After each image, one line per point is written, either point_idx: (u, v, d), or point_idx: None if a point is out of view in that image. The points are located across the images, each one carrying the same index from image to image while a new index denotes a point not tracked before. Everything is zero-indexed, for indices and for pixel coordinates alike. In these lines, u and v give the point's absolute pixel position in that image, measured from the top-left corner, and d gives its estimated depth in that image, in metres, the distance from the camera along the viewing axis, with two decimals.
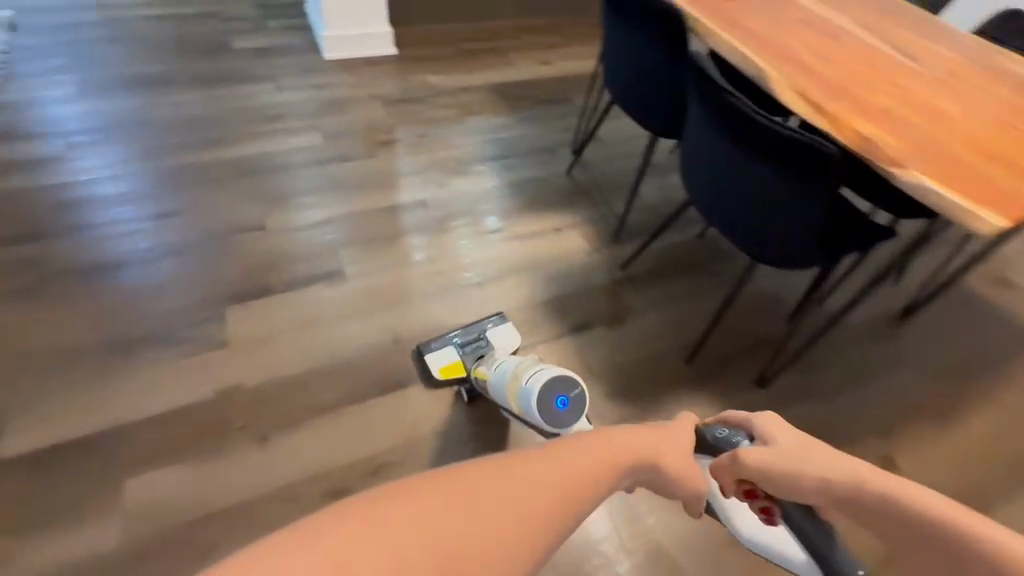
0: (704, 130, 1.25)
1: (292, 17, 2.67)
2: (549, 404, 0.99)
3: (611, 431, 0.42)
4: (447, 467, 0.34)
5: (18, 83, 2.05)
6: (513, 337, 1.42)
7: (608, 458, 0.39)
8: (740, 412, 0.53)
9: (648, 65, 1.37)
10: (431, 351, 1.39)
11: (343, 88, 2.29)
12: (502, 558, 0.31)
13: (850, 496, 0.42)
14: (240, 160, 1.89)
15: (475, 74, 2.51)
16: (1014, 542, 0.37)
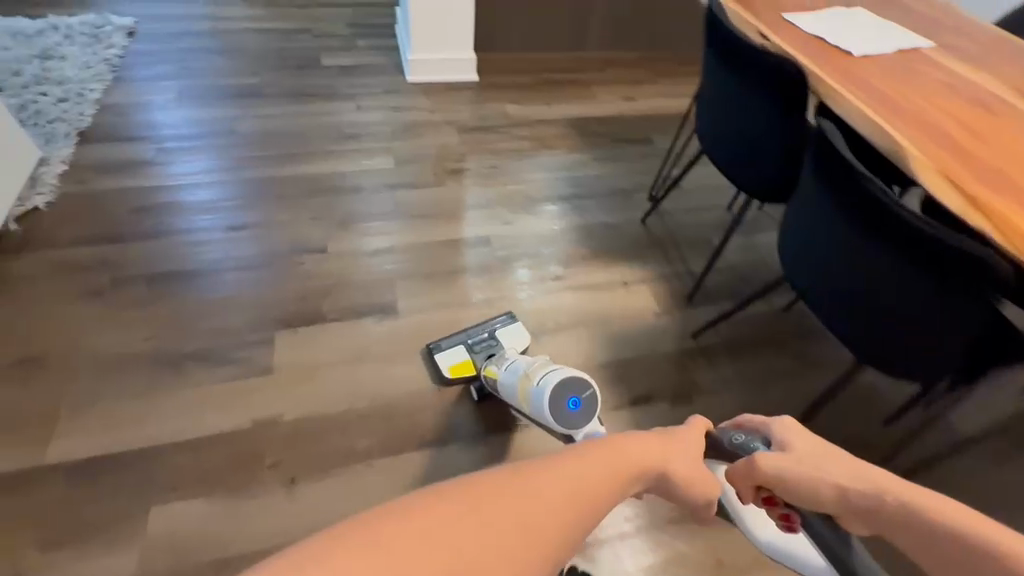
0: (818, 209, 1.09)
1: (381, 38, 2.71)
2: (560, 406, 0.97)
3: (620, 442, 0.49)
4: (471, 479, 0.40)
5: (127, 87, 2.17)
6: (522, 336, 1.44)
7: (618, 466, 0.46)
8: (756, 421, 0.64)
9: (753, 120, 1.24)
10: (441, 350, 1.39)
11: (421, 112, 2.28)
12: (525, 557, 0.37)
13: (858, 496, 0.52)
14: (313, 177, 1.90)
15: (554, 106, 2.43)
16: (995, 534, 0.46)
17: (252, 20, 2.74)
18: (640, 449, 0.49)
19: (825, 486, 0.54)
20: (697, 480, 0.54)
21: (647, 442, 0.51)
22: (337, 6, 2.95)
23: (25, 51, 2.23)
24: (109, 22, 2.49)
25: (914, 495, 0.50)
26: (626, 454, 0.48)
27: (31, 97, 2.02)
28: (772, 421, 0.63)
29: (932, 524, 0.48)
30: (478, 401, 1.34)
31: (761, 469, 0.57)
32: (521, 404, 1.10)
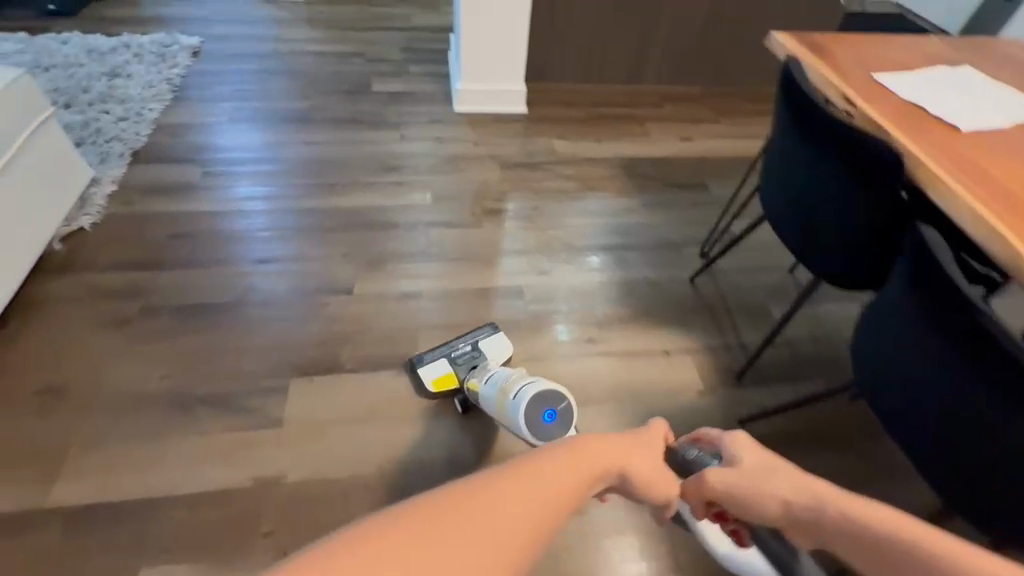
0: (907, 315, 0.91)
1: (433, 65, 2.68)
2: (535, 417, 1.13)
3: (590, 445, 0.59)
4: (467, 482, 0.48)
5: (184, 108, 2.23)
6: (504, 345, 1.43)
7: (587, 470, 0.56)
8: (709, 437, 0.79)
9: (828, 196, 1.11)
10: (424, 364, 1.38)
11: (465, 144, 2.21)
12: (517, 546, 0.45)
13: (795, 509, 0.65)
14: (350, 209, 1.86)
15: (606, 143, 2.30)
16: (899, 522, 0.58)
17: (310, 42, 2.78)
18: (607, 448, 0.60)
19: (771, 500, 0.67)
20: (653, 476, 0.67)
21: (611, 442, 0.62)
22: (393, 30, 2.96)
23: (97, 69, 2.33)
24: (176, 42, 2.58)
25: (834, 497, 0.63)
26: (597, 451, 0.59)
27: (95, 115, 2.09)
28: (725, 436, 0.77)
29: (850, 524, 0.60)
30: (463, 412, 1.35)
31: (711, 483, 0.71)
32: (504, 419, 1.20)
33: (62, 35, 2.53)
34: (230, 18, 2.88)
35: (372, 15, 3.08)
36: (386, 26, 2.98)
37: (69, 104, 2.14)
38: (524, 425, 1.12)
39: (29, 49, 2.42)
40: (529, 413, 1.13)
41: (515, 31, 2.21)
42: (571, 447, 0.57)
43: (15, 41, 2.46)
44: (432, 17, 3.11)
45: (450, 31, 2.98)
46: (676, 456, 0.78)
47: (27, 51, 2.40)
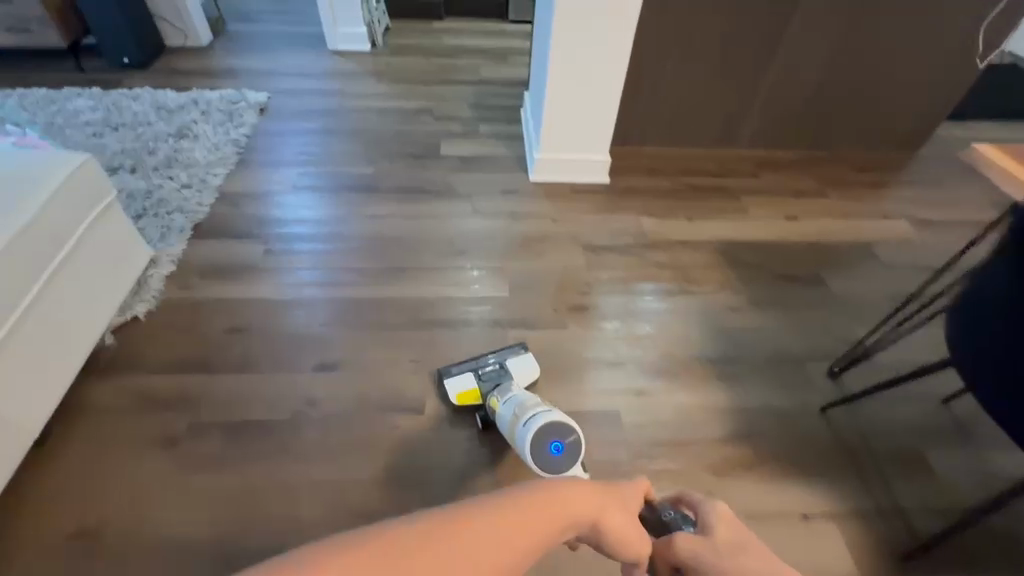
0: None
1: (504, 124, 2.51)
2: (542, 448, 1.10)
3: (568, 492, 0.58)
4: (450, 515, 0.49)
5: (247, 174, 2.12)
6: (530, 368, 1.45)
7: (562, 514, 0.56)
8: (692, 501, 0.76)
9: None
10: (451, 376, 1.41)
11: (542, 221, 1.99)
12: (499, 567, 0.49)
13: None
14: (419, 302, 1.66)
15: (700, 223, 2.03)
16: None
17: (375, 98, 2.65)
18: (580, 497, 0.59)
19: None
20: (628, 528, 0.64)
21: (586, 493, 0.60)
22: (461, 83, 2.81)
23: (165, 128, 2.27)
24: (245, 99, 2.51)
25: None
26: (570, 498, 0.58)
27: (159, 182, 2.01)
28: (708, 505, 0.74)
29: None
30: (483, 427, 1.36)
31: (678, 549, 0.67)
32: (516, 443, 1.20)
33: (134, 90, 2.50)
34: (297, 71, 2.81)
35: (439, 67, 2.95)
36: (454, 80, 2.84)
37: (134, 169, 2.06)
38: (529, 453, 1.09)
39: (102, 105, 2.39)
40: (536, 443, 1.10)
41: (606, 99, 1.95)
42: (533, 490, 0.56)
43: (90, 97, 2.45)
44: (501, 70, 2.97)
45: (521, 85, 2.82)
46: (652, 514, 0.75)
47: (100, 108, 2.38)
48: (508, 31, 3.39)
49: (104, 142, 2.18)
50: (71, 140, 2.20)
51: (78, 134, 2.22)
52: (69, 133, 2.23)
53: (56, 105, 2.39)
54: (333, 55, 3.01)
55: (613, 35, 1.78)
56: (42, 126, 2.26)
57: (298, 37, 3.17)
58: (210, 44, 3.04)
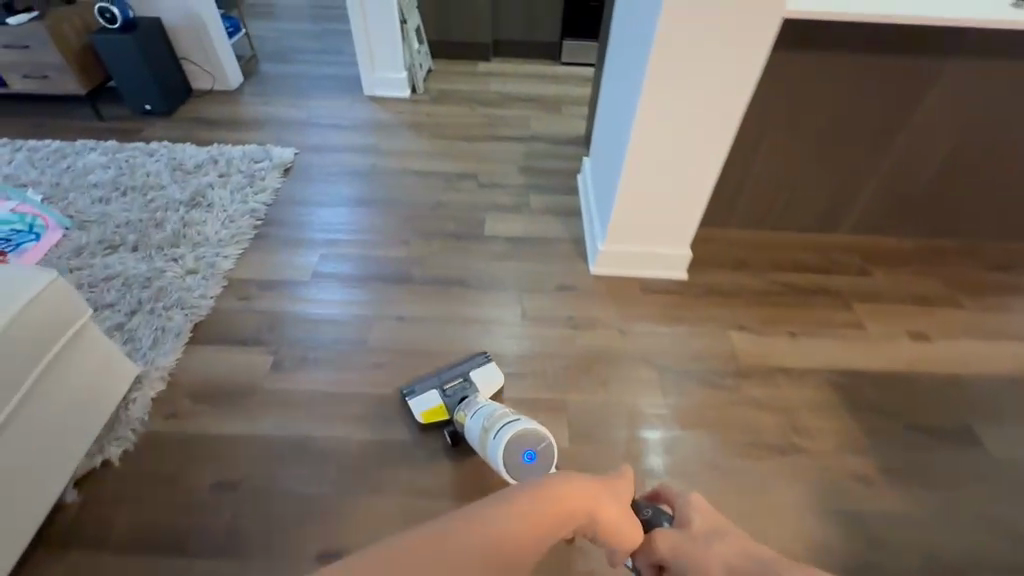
0: None
1: (557, 195, 2.18)
2: (515, 456, 1.08)
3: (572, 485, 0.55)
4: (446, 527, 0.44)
5: (262, 255, 1.83)
6: (495, 377, 1.43)
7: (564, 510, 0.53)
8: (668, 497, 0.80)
9: None
10: (415, 396, 1.38)
11: (605, 329, 1.63)
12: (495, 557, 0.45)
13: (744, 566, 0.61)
14: (456, 455, 1.33)
15: (805, 342, 1.63)
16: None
17: (411, 157, 2.36)
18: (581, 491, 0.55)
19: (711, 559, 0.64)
20: (624, 520, 0.61)
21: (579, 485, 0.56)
22: (508, 140, 2.50)
23: (176, 194, 2.02)
24: (270, 156, 2.25)
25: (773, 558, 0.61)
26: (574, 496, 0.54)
27: (161, 264, 1.73)
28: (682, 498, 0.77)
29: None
30: (453, 444, 1.33)
31: (657, 545, 0.67)
32: (489, 456, 1.18)
33: (151, 144, 2.28)
34: (328, 122, 2.56)
35: (483, 119, 2.65)
36: (500, 136, 2.53)
37: (136, 247, 1.80)
38: (503, 464, 1.07)
39: (114, 162, 2.17)
40: (508, 454, 1.09)
41: (694, 190, 1.57)
42: (533, 490, 0.52)
43: (104, 151, 2.24)
44: (552, 123, 2.65)
45: (575, 143, 2.49)
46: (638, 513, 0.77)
47: (111, 166, 2.16)
48: (560, 75, 3.08)
49: (110, 211, 1.94)
50: (74, 206, 1.97)
51: (83, 199, 2.00)
52: (74, 198, 2.00)
53: (66, 161, 2.18)
54: (368, 102, 2.75)
55: (713, 120, 1.39)
56: (46, 188, 2.05)
57: (332, 80, 2.94)
58: (240, 87, 2.84)
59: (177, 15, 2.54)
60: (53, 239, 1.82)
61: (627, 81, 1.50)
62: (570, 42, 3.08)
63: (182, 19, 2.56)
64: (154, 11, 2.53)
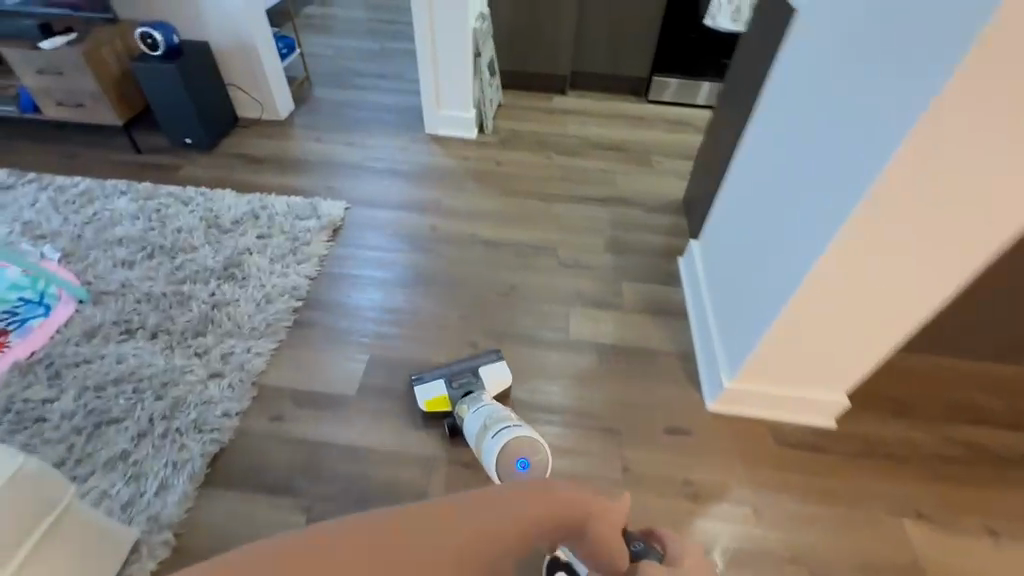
0: None
1: (656, 283, 1.78)
2: (508, 462, 1.08)
3: None
4: None
5: (301, 353, 1.51)
6: (505, 374, 1.40)
7: None
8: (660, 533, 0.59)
9: None
10: (421, 383, 1.38)
11: (731, 505, 1.25)
12: None
13: None
14: None
15: (1014, 551, 1.19)
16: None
17: (478, 218, 2.00)
18: None
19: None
20: None
21: None
22: (589, 199, 2.12)
23: (209, 261, 1.72)
24: (316, 212, 1.94)
25: None
26: None
27: (181, 362, 1.43)
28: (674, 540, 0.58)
29: None
30: (451, 433, 1.32)
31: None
32: (483, 455, 1.18)
33: (187, 190, 2.01)
34: (385, 167, 2.24)
35: (562, 171, 2.27)
36: (582, 194, 2.14)
37: (155, 333, 1.51)
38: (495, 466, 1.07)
39: (144, 213, 1.90)
40: (502, 456, 1.09)
41: (875, 335, 1.16)
42: None
43: (135, 197, 1.98)
44: (641, 179, 2.25)
45: (671, 210, 2.09)
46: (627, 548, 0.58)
47: (141, 217, 1.89)
48: (646, 116, 2.67)
49: (132, 280, 1.66)
50: (93, 268, 1.70)
51: (104, 260, 1.72)
52: (94, 258, 1.73)
53: (92, 208, 1.92)
54: (429, 143, 2.41)
55: (936, 260, 0.97)
56: (66, 241, 1.78)
57: (390, 112, 2.62)
58: (289, 116, 2.55)
59: (225, 37, 2.26)
60: (62, 316, 1.54)
61: (801, 191, 1.09)
62: (661, 78, 2.66)
63: (231, 43, 2.28)
64: (202, 33, 2.26)
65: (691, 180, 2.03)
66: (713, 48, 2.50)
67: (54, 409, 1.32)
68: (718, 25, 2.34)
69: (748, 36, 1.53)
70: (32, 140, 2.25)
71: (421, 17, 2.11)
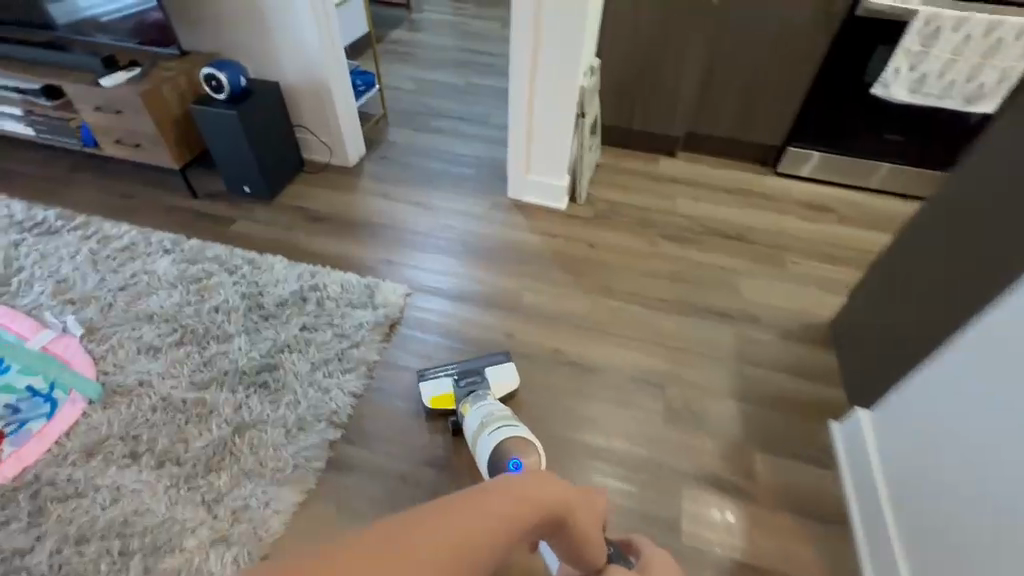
0: None
1: (795, 458, 1.34)
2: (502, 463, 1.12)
3: (532, 482, 0.43)
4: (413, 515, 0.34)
5: (332, 513, 1.19)
6: (509, 378, 1.43)
7: (525, 505, 0.41)
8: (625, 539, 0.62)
9: None
10: (427, 379, 1.40)
11: None
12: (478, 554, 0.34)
13: None
14: None
15: None
16: None
17: (566, 326, 1.64)
18: (553, 490, 0.44)
19: None
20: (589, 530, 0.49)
21: (551, 482, 0.46)
22: (703, 310, 1.70)
23: (241, 359, 1.44)
24: (373, 300, 1.63)
25: None
26: (542, 488, 0.43)
27: (184, 514, 1.14)
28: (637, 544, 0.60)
29: None
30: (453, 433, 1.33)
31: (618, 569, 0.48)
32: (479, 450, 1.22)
33: (234, 254, 1.75)
34: (460, 240, 1.92)
35: (669, 264, 1.87)
36: (696, 303, 1.73)
37: (161, 461, 1.23)
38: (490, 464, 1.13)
39: (184, 280, 1.66)
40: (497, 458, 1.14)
41: None
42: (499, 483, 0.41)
43: (178, 257, 1.74)
44: (770, 287, 1.80)
45: (812, 340, 1.63)
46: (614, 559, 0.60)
47: (179, 286, 1.64)
48: (774, 195, 2.21)
49: (152, 377, 1.40)
50: (113, 352, 1.45)
51: (128, 342, 1.48)
52: (117, 337, 1.49)
53: (132, 266, 1.71)
54: (511, 209, 2.06)
55: None
56: (95, 310, 1.56)
57: (471, 165, 2.31)
58: (357, 162, 2.27)
59: (298, 74, 2.01)
60: (66, 419, 1.29)
61: None
62: (800, 150, 2.19)
63: (305, 83, 2.03)
64: (276, 71, 2.02)
65: (847, 306, 1.56)
66: (874, 119, 2.01)
67: (25, 569, 1.06)
68: (891, 94, 1.88)
69: (1018, 143, 1.04)
70: (93, 176, 2.10)
71: (522, 71, 1.75)
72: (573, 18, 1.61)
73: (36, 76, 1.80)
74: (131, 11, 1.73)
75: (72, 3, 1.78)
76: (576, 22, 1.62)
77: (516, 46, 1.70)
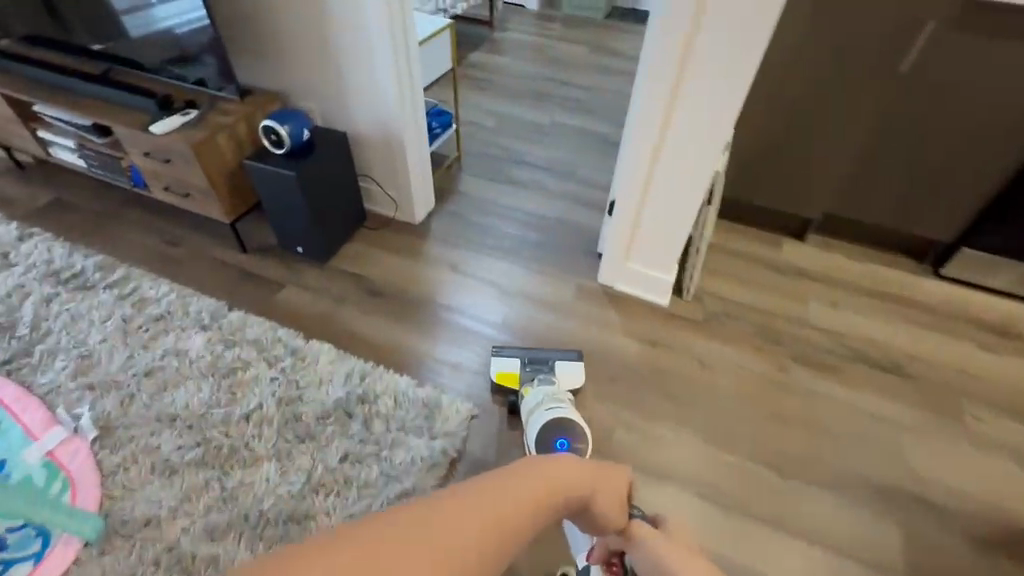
0: None
1: None
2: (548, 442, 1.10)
3: (555, 463, 0.39)
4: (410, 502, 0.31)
5: None
6: (577, 374, 1.43)
7: (543, 489, 0.36)
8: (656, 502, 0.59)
9: None
10: (499, 355, 1.43)
11: None
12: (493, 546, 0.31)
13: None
14: None
15: None
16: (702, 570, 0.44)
17: (670, 486, 1.28)
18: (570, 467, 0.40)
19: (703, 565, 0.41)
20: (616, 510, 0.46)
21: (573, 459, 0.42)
22: (852, 480, 1.30)
23: (267, 500, 1.17)
24: (432, 424, 1.32)
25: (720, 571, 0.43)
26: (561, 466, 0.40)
27: None
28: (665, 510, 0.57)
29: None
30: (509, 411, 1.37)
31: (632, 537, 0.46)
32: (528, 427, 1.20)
33: (276, 338, 1.49)
34: (538, 334, 1.60)
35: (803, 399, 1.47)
36: (845, 467, 1.32)
37: None
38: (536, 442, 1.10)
39: (216, 370, 1.41)
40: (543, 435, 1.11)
41: None
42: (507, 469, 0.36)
43: (214, 336, 1.50)
44: (944, 452, 1.36)
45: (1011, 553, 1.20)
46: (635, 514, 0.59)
47: (210, 378, 1.39)
48: (941, 308, 1.73)
49: (161, 513, 1.15)
50: (124, 469, 1.22)
51: (142, 455, 1.24)
52: (131, 447, 1.26)
53: (164, 342, 1.48)
54: (601, 300, 1.71)
55: None
56: (113, 402, 1.34)
57: (554, 229, 1.97)
58: (426, 219, 1.99)
59: (370, 123, 1.73)
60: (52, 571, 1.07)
61: None
62: (983, 257, 1.70)
63: (376, 132, 1.75)
64: (345, 118, 1.76)
65: None
66: None
67: None
68: None
69: None
70: (142, 214, 1.91)
71: (640, 152, 1.39)
72: (722, 97, 1.23)
73: (86, 111, 1.60)
74: (191, 29, 1.46)
75: (138, 15, 1.52)
76: (724, 101, 1.24)
77: (639, 122, 1.34)
